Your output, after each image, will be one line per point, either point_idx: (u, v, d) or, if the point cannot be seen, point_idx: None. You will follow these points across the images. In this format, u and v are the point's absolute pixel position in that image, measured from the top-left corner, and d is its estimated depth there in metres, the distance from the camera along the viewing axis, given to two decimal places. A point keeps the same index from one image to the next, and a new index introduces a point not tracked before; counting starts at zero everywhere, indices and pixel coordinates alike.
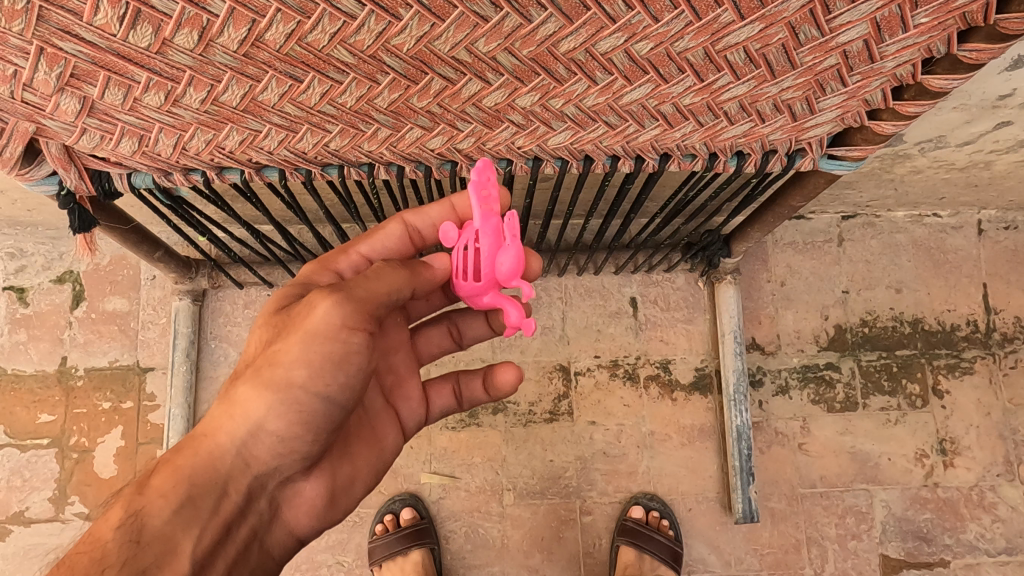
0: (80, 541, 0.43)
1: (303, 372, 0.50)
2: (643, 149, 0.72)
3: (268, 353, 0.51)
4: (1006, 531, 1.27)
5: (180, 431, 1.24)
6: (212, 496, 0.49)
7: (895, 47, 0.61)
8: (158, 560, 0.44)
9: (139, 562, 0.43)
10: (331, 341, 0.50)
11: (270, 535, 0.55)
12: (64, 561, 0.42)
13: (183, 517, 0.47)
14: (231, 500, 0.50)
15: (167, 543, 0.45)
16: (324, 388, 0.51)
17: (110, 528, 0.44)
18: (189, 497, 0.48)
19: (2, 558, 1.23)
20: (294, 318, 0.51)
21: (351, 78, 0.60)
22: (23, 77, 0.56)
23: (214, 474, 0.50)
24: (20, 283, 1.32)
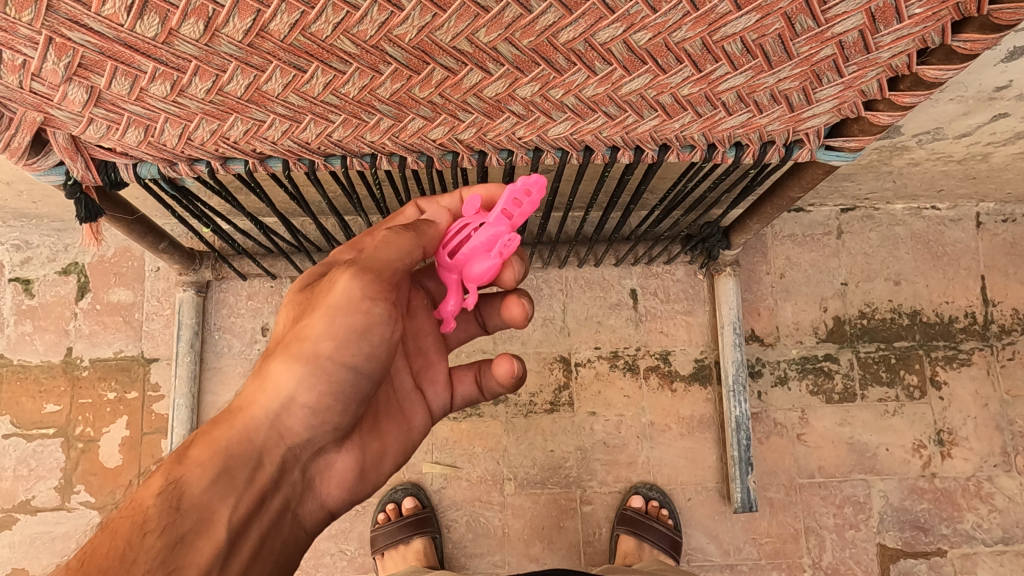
0: (124, 508, 0.45)
1: (330, 344, 0.53)
2: (642, 140, 0.73)
3: (295, 331, 0.54)
4: (1003, 521, 1.28)
5: (184, 420, 1.25)
6: (247, 467, 0.50)
7: (891, 37, 0.62)
8: (196, 527, 0.45)
9: (177, 529, 0.44)
10: (355, 313, 0.53)
11: (302, 506, 0.56)
12: (109, 526, 0.44)
13: (219, 487, 0.48)
14: (265, 470, 0.51)
15: (204, 511, 0.46)
16: (351, 359, 0.53)
17: (151, 495, 0.45)
18: (225, 467, 0.49)
19: (9, 546, 1.24)
20: (316, 298, 0.54)
21: (354, 68, 0.60)
22: (32, 67, 0.57)
23: (249, 446, 0.51)
24: (25, 274, 1.33)
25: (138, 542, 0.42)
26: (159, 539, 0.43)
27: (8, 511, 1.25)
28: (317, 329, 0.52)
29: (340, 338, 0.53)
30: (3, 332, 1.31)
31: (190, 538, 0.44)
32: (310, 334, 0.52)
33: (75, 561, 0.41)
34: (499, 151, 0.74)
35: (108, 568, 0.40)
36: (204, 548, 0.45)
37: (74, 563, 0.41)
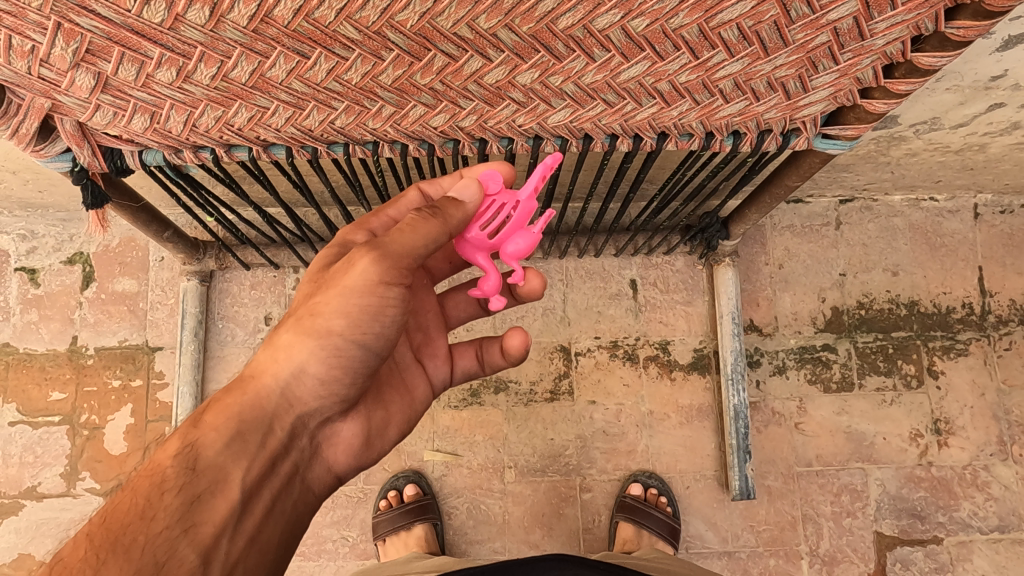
0: (144, 467, 0.49)
1: (342, 322, 0.54)
2: (641, 128, 0.74)
3: (308, 305, 0.55)
4: (999, 510, 1.29)
5: (188, 408, 1.27)
6: (258, 433, 0.53)
7: (885, 24, 0.63)
8: (211, 488, 0.48)
9: (192, 488, 0.48)
10: (369, 296, 0.53)
11: (312, 471, 0.59)
12: (131, 484, 0.48)
13: (234, 450, 0.51)
14: (276, 436, 0.54)
15: (218, 472, 0.49)
16: (362, 337, 0.55)
17: (169, 457, 0.49)
18: (238, 432, 0.52)
19: (16, 531, 1.26)
20: (332, 276, 0.55)
21: (356, 55, 0.61)
22: (40, 52, 0.58)
23: (262, 412, 0.54)
24: (31, 264, 1.34)
25: (155, 502, 0.46)
26: (176, 498, 0.47)
27: (15, 497, 1.27)
28: (329, 304, 0.53)
29: (351, 316, 0.53)
30: (10, 321, 1.33)
31: (204, 498, 0.48)
32: (322, 309, 0.54)
33: (101, 517, 0.46)
34: (500, 138, 0.75)
35: (128, 525, 0.44)
36: (218, 508, 0.48)
37: (101, 519, 0.46)
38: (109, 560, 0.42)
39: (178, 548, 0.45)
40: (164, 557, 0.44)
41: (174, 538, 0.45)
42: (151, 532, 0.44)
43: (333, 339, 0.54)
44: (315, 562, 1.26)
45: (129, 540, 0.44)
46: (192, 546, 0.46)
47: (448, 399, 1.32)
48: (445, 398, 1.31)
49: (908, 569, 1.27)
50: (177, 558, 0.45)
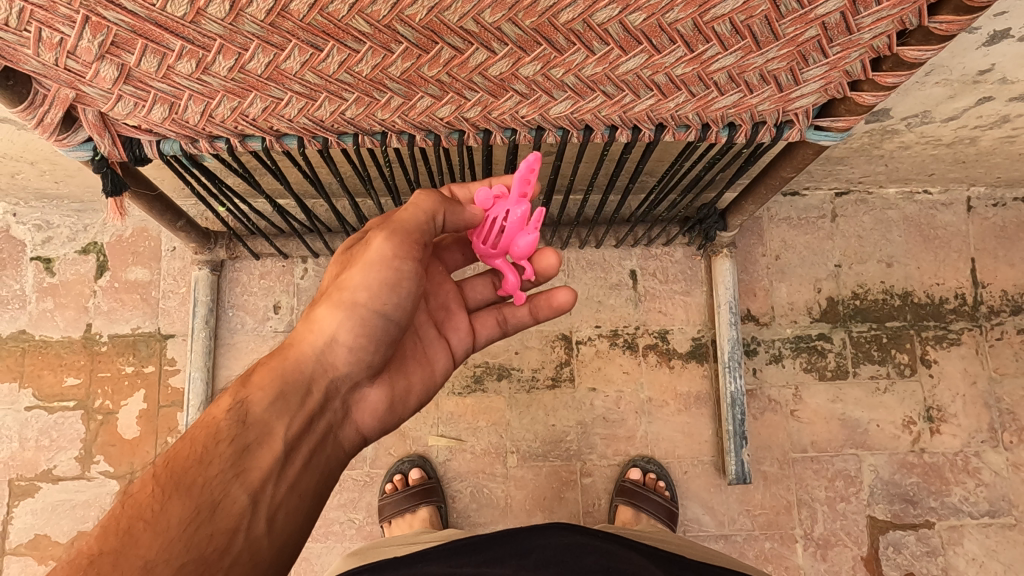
0: (199, 421, 0.52)
1: (366, 293, 0.61)
2: (639, 119, 0.77)
3: (337, 283, 0.62)
4: (989, 495, 1.33)
5: (199, 393, 1.30)
6: (298, 393, 0.57)
7: (871, 18, 0.66)
8: (258, 438, 0.52)
9: (243, 439, 0.51)
10: (386, 267, 0.61)
11: (344, 431, 0.63)
12: (188, 434, 0.51)
13: (278, 407, 0.55)
14: (313, 396, 0.58)
15: (265, 426, 0.53)
16: (384, 307, 0.62)
17: (221, 413, 0.53)
18: (280, 392, 0.56)
19: (32, 513, 1.30)
20: (356, 254, 0.62)
21: (367, 47, 0.65)
22: (68, 44, 0.62)
23: (300, 375, 0.58)
24: (46, 253, 1.38)
25: (212, 449, 0.50)
26: (229, 447, 0.50)
27: (31, 480, 1.31)
28: (355, 276, 0.61)
29: (376, 283, 0.61)
30: (25, 309, 1.36)
31: (253, 447, 0.52)
32: (348, 282, 0.61)
33: (159, 461, 0.49)
34: (504, 129, 0.78)
35: (188, 467, 0.48)
36: (265, 457, 0.52)
37: (160, 463, 0.49)
38: (172, 495, 0.46)
39: (231, 489, 0.49)
40: (220, 496, 0.48)
41: (228, 480, 0.49)
42: (208, 474, 0.48)
43: (357, 308, 0.60)
44: (322, 544, 1.30)
45: (191, 480, 0.47)
46: (243, 488, 0.49)
47: (452, 385, 1.35)
48: (449, 384, 1.35)
49: (900, 552, 1.30)
50: (230, 498, 0.48)
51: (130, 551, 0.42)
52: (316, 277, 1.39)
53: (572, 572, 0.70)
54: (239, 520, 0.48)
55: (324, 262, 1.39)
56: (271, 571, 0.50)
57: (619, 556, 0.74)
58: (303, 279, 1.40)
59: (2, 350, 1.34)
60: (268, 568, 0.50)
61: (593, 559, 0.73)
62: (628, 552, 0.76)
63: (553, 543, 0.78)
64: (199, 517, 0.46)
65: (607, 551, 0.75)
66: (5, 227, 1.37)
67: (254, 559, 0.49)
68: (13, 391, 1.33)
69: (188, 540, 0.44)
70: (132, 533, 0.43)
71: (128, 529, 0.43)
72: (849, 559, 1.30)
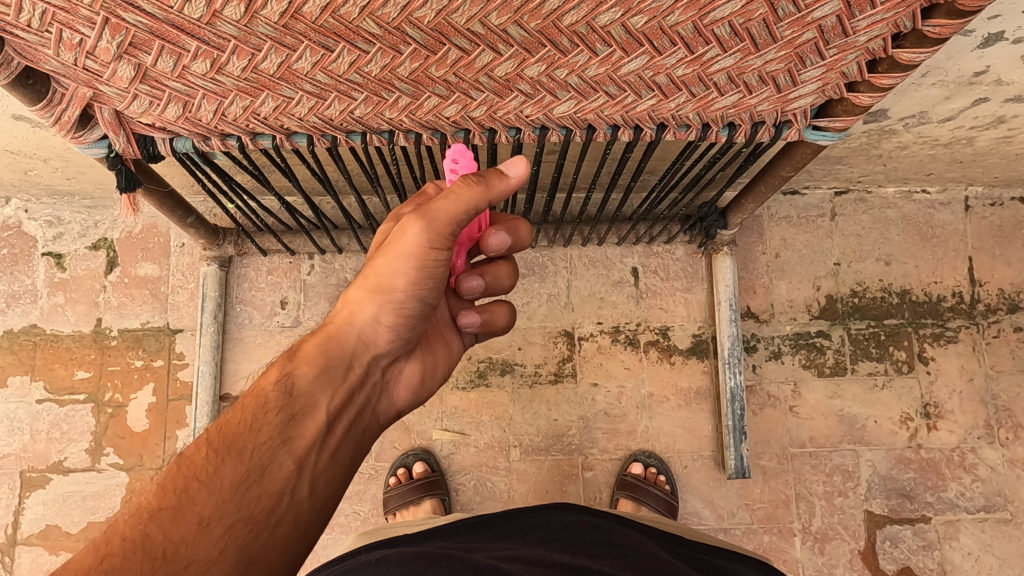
0: (249, 391, 0.58)
1: (402, 281, 0.64)
2: (641, 119, 0.79)
3: (373, 267, 0.66)
4: (985, 490, 1.35)
5: (207, 386, 1.31)
6: (341, 367, 0.63)
7: (866, 22, 0.68)
8: (303, 409, 0.57)
9: (289, 409, 0.57)
10: (420, 254, 0.62)
11: (381, 402, 0.69)
12: (239, 404, 0.56)
13: (321, 381, 0.60)
14: (355, 371, 0.64)
15: (309, 398, 0.58)
16: (420, 292, 0.65)
17: (269, 385, 0.58)
18: (325, 366, 0.62)
19: (43, 504, 1.32)
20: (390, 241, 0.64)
21: (377, 48, 0.67)
22: (87, 45, 0.64)
23: (343, 351, 0.64)
24: (58, 249, 1.40)
25: (261, 418, 0.55)
26: (277, 416, 0.56)
27: (42, 471, 1.33)
28: (387, 266, 0.64)
29: (413, 274, 0.64)
30: (37, 303, 1.39)
31: (299, 417, 0.57)
32: (382, 271, 0.64)
33: (213, 427, 0.54)
34: (509, 129, 0.80)
35: (240, 435, 0.53)
36: (309, 427, 0.57)
37: (213, 430, 0.54)
38: (226, 458, 0.51)
39: (278, 455, 0.54)
40: (267, 461, 0.53)
41: (275, 447, 0.54)
42: (258, 442, 0.53)
43: (394, 293, 0.64)
44: (328, 535, 1.32)
45: (242, 445, 0.52)
46: (289, 455, 0.54)
47: (456, 380, 1.38)
48: (453, 378, 1.37)
49: (897, 546, 1.32)
50: (277, 463, 0.53)
51: (187, 507, 0.47)
52: (323, 273, 1.42)
53: (575, 546, 0.74)
54: (285, 484, 0.53)
55: (330, 259, 1.42)
56: (311, 532, 0.55)
57: (618, 532, 0.79)
58: (309, 276, 1.42)
59: (14, 343, 1.37)
60: (311, 528, 0.55)
61: (595, 535, 0.77)
62: (628, 530, 0.81)
63: (556, 520, 0.82)
64: (249, 479, 0.51)
65: (606, 527, 0.80)
66: (16, 223, 1.40)
67: (296, 520, 0.54)
68: (25, 384, 1.36)
69: (238, 500, 0.49)
70: (189, 491, 0.48)
71: (185, 487, 0.48)
72: (846, 553, 1.32)
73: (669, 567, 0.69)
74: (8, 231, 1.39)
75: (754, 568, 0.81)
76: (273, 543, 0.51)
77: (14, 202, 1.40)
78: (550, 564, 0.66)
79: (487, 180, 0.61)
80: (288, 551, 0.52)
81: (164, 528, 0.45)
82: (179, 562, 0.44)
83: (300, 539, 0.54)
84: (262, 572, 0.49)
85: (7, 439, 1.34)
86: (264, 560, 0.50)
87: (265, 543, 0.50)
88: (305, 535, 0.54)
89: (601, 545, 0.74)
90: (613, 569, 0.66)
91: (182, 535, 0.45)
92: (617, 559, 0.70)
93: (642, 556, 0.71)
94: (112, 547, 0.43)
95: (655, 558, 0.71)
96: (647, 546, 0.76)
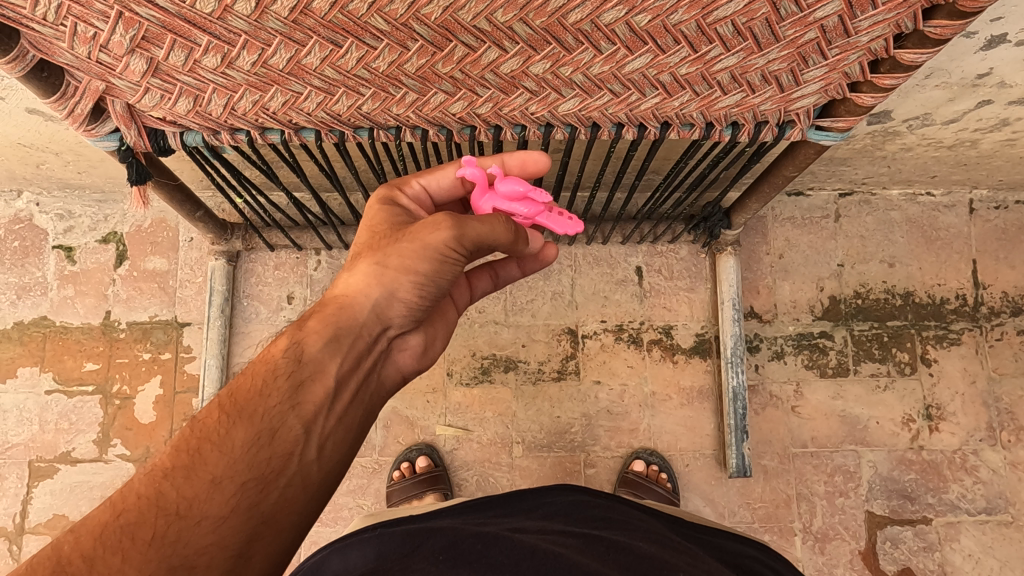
0: (259, 356, 0.57)
1: (426, 265, 0.63)
2: (644, 117, 0.80)
3: (394, 247, 0.64)
4: (986, 492, 1.35)
5: (214, 379, 1.33)
6: (350, 336, 0.61)
7: (868, 22, 0.68)
8: (312, 375, 0.57)
9: (298, 375, 0.56)
10: (447, 255, 0.63)
11: (386, 369, 0.67)
12: (249, 368, 0.56)
13: (331, 348, 0.59)
14: (364, 340, 0.62)
15: (319, 364, 0.58)
16: (439, 278, 0.65)
17: (279, 351, 0.58)
18: (335, 335, 0.60)
19: (51, 493, 1.34)
20: (412, 229, 0.64)
21: (384, 44, 0.68)
22: (101, 39, 0.65)
23: (354, 321, 0.62)
24: (68, 242, 1.42)
25: (270, 383, 0.54)
26: (285, 382, 0.55)
27: (50, 461, 1.35)
28: (411, 251, 0.63)
29: (436, 261, 0.63)
30: (47, 295, 1.40)
31: (307, 383, 0.56)
32: (407, 254, 0.63)
33: (224, 391, 0.54)
34: (513, 126, 0.81)
35: (251, 398, 0.53)
36: (317, 392, 0.56)
37: (224, 394, 0.54)
38: (237, 421, 0.51)
39: (287, 420, 0.53)
40: (277, 425, 0.53)
41: (284, 411, 0.53)
42: (268, 405, 0.53)
43: (415, 277, 0.63)
44: (332, 527, 1.33)
45: (253, 409, 0.52)
46: (298, 419, 0.54)
47: (460, 375, 1.39)
48: (457, 374, 1.38)
49: (897, 547, 1.33)
50: (287, 427, 0.53)
51: (199, 467, 0.48)
52: (329, 269, 1.43)
53: (576, 520, 0.76)
54: (294, 446, 0.53)
55: (337, 254, 1.43)
56: (317, 494, 0.56)
57: (618, 510, 0.81)
58: (316, 271, 1.43)
59: (24, 335, 1.39)
60: (318, 491, 0.56)
61: (596, 511, 0.79)
62: (626, 506, 0.83)
63: (559, 499, 0.84)
64: (260, 442, 0.51)
65: (607, 505, 0.82)
66: (28, 216, 1.42)
67: (305, 481, 0.54)
68: (34, 375, 1.37)
69: (249, 460, 0.50)
70: (201, 452, 0.49)
71: (197, 448, 0.49)
72: (846, 553, 1.33)
73: (667, 537, 0.71)
74: (20, 224, 1.41)
75: (752, 546, 0.82)
76: (283, 502, 0.52)
77: (26, 196, 1.42)
78: (551, 532, 0.68)
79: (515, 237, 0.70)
80: (295, 511, 0.53)
81: (178, 485, 0.47)
82: (191, 518, 0.46)
83: (309, 499, 0.55)
84: (271, 529, 0.51)
85: (16, 429, 1.35)
86: (273, 518, 0.51)
87: (275, 502, 0.51)
88: (313, 495, 0.55)
89: (601, 519, 0.76)
90: (613, 536, 0.68)
91: (194, 492, 0.47)
92: (617, 529, 0.72)
93: (642, 528, 0.73)
94: (128, 504, 0.45)
95: (655, 530, 0.72)
96: (648, 520, 0.78)
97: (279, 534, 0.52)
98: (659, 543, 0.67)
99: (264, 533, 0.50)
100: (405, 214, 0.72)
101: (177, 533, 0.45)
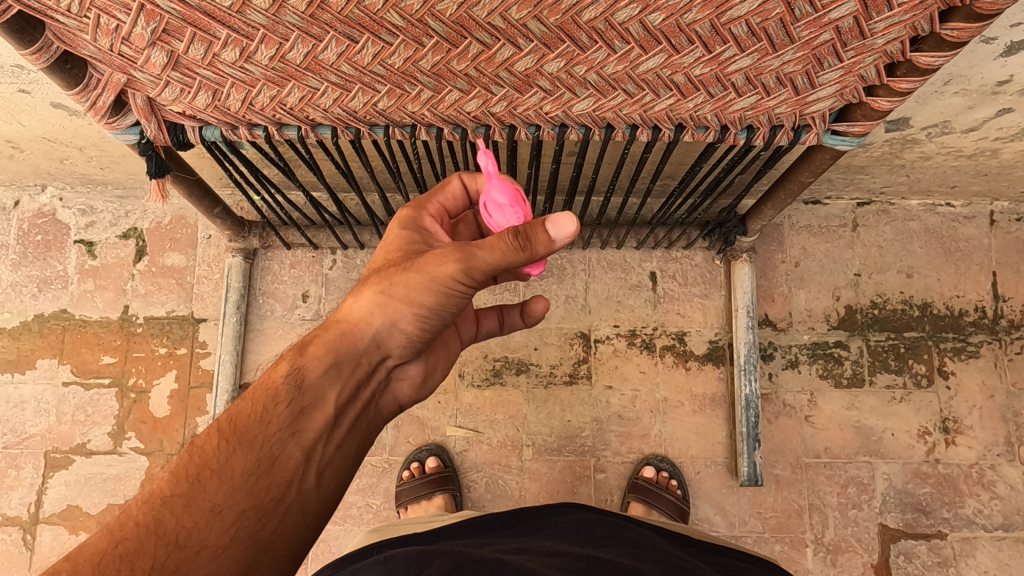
0: (260, 381, 0.57)
1: (431, 298, 0.61)
2: (659, 119, 0.80)
3: (400, 275, 0.62)
4: (1004, 508, 1.33)
5: (229, 374, 1.34)
6: (351, 363, 0.61)
7: (884, 24, 0.67)
8: (313, 402, 0.57)
9: (299, 401, 0.56)
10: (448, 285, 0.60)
11: (382, 399, 0.67)
12: (250, 393, 0.56)
13: (331, 375, 0.59)
14: (363, 368, 0.62)
15: (320, 391, 0.58)
16: (443, 310, 0.63)
17: (280, 377, 0.57)
18: (336, 361, 0.60)
19: (65, 484, 1.35)
20: (421, 258, 0.61)
21: (400, 41, 0.68)
22: (122, 31, 0.66)
23: (354, 349, 0.62)
24: (89, 237, 1.45)
25: (271, 409, 0.55)
26: (287, 409, 0.55)
27: (66, 452, 1.36)
28: (418, 283, 0.61)
29: (442, 293, 0.61)
30: (67, 289, 1.43)
31: (308, 410, 0.56)
32: (413, 286, 0.61)
33: (224, 416, 0.54)
34: (528, 125, 0.81)
35: (250, 425, 0.53)
36: (317, 420, 0.57)
37: (224, 418, 0.55)
38: (237, 449, 0.52)
39: (287, 447, 0.54)
40: (277, 453, 0.53)
41: (285, 438, 0.54)
42: (268, 432, 0.54)
43: (418, 310, 0.62)
44: (340, 526, 1.34)
45: (253, 436, 0.53)
46: (298, 446, 0.54)
47: (472, 377, 1.39)
48: (468, 375, 1.39)
49: (911, 561, 1.31)
50: (286, 455, 0.54)
51: (198, 496, 0.48)
52: (344, 268, 1.44)
53: (583, 540, 0.75)
54: (293, 474, 0.54)
55: (352, 254, 1.44)
56: (316, 521, 0.56)
57: (626, 528, 0.80)
58: (331, 270, 1.44)
59: (43, 327, 1.41)
60: (316, 518, 0.56)
61: (603, 530, 0.78)
62: (635, 525, 0.82)
63: (565, 519, 0.84)
64: (260, 470, 0.52)
65: (614, 523, 0.81)
66: (51, 211, 1.45)
67: (303, 509, 0.55)
68: (52, 367, 1.39)
69: (249, 489, 0.51)
70: (201, 479, 0.49)
71: (197, 476, 0.49)
72: (859, 566, 1.31)
73: (674, 558, 0.69)
74: (43, 218, 1.44)
75: (760, 565, 0.81)
76: (280, 530, 0.52)
77: (49, 190, 1.44)
78: (558, 553, 0.67)
79: (532, 242, 0.55)
80: (293, 540, 0.53)
81: (177, 513, 0.47)
82: (191, 548, 0.46)
83: (307, 525, 0.55)
84: (270, 557, 0.51)
85: (33, 420, 1.37)
86: (271, 547, 0.51)
87: (273, 530, 0.52)
88: (311, 522, 0.55)
89: (607, 540, 0.75)
90: (619, 557, 0.67)
91: (194, 520, 0.47)
92: (621, 549, 0.71)
93: (647, 548, 0.71)
94: (126, 532, 0.45)
95: (661, 550, 0.71)
96: (655, 539, 0.76)
97: (277, 561, 0.52)
98: (665, 567, 0.66)
99: (262, 561, 0.50)
100: (422, 237, 0.69)
101: (176, 563, 0.45)
